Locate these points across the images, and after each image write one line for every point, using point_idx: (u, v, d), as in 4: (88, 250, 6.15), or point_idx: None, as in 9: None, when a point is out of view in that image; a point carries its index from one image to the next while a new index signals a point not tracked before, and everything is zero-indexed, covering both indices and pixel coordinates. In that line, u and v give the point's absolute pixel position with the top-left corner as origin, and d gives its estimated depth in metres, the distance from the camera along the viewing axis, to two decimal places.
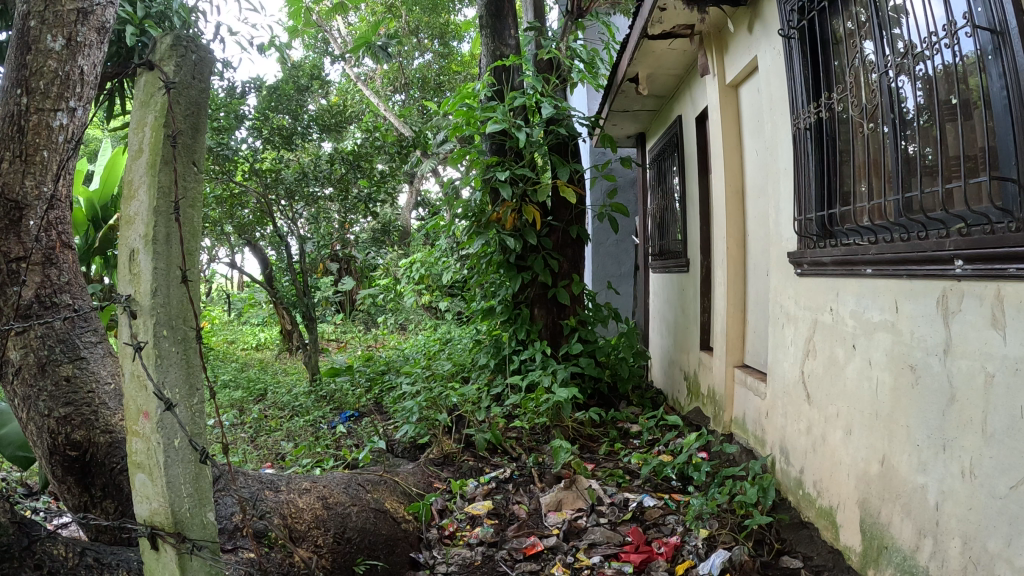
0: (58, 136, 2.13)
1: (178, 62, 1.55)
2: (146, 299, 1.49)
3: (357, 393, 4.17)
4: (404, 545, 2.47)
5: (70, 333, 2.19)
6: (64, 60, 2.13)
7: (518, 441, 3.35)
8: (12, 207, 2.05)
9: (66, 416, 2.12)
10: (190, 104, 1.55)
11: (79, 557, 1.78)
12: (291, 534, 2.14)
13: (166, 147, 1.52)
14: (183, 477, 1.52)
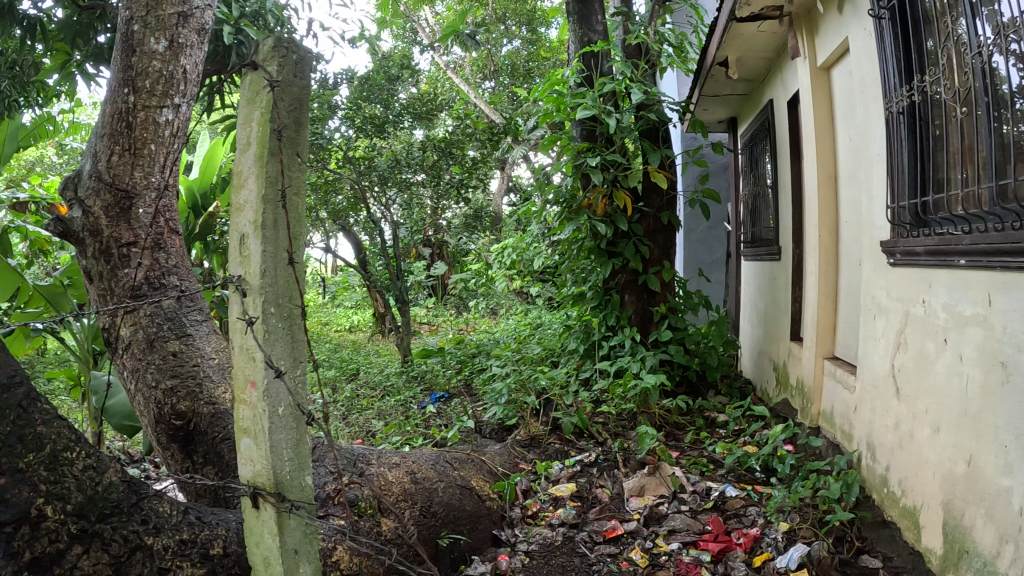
0: (164, 130, 2.41)
1: (281, 61, 1.53)
2: (255, 279, 1.46)
3: (448, 374, 4.33)
4: (487, 522, 2.56)
5: (179, 313, 2.40)
6: (167, 60, 2.41)
7: (604, 426, 3.40)
8: (124, 196, 2.35)
9: (172, 388, 2.30)
10: (293, 101, 1.54)
11: (183, 515, 2.00)
12: (380, 505, 2.25)
13: (273, 141, 1.50)
14: (285, 442, 1.52)
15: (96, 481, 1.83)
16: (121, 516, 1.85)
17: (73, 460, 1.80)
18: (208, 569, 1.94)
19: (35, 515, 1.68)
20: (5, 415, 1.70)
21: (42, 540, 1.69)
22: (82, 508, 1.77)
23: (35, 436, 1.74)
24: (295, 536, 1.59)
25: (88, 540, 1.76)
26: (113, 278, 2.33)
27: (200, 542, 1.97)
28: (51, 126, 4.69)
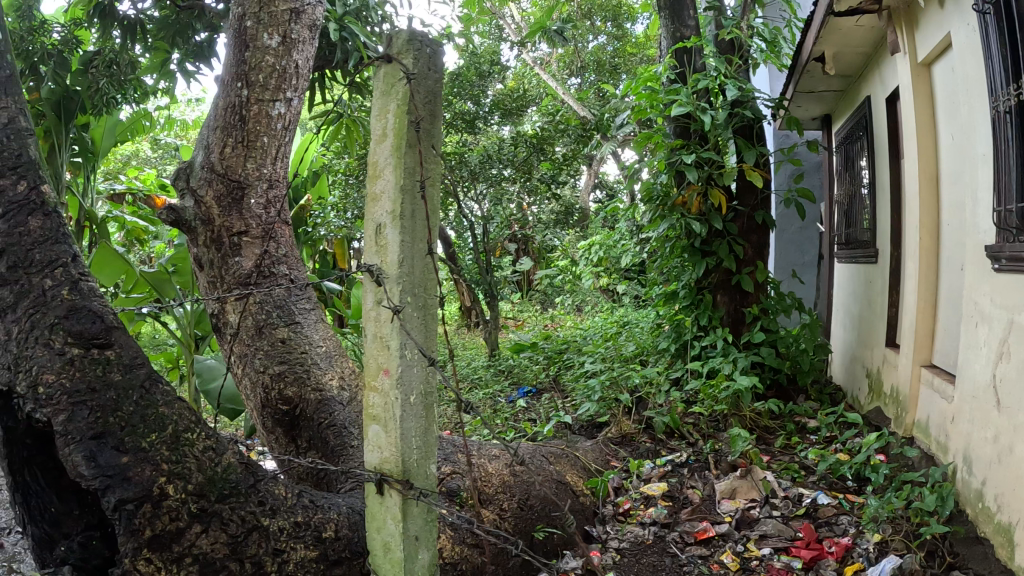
0: (276, 123, 2.51)
1: (416, 54, 1.55)
2: (393, 268, 1.50)
3: (537, 370, 4.60)
4: (580, 517, 2.65)
5: (287, 301, 2.57)
6: (280, 55, 2.49)
7: (695, 427, 3.45)
8: (236, 185, 2.46)
9: (279, 373, 2.47)
10: (428, 93, 1.56)
11: (297, 498, 2.05)
12: (481, 495, 2.35)
13: (410, 132, 1.53)
14: (415, 430, 1.55)
15: (216, 462, 1.89)
16: (239, 497, 1.90)
17: (193, 441, 1.86)
18: (320, 552, 1.99)
19: (157, 494, 1.75)
20: (129, 395, 1.79)
21: (163, 518, 1.75)
22: (202, 489, 1.82)
23: (157, 417, 1.81)
24: (417, 523, 1.61)
25: (207, 521, 1.81)
26: (223, 266, 2.46)
27: (313, 525, 2.02)
28: (148, 122, 4.98)
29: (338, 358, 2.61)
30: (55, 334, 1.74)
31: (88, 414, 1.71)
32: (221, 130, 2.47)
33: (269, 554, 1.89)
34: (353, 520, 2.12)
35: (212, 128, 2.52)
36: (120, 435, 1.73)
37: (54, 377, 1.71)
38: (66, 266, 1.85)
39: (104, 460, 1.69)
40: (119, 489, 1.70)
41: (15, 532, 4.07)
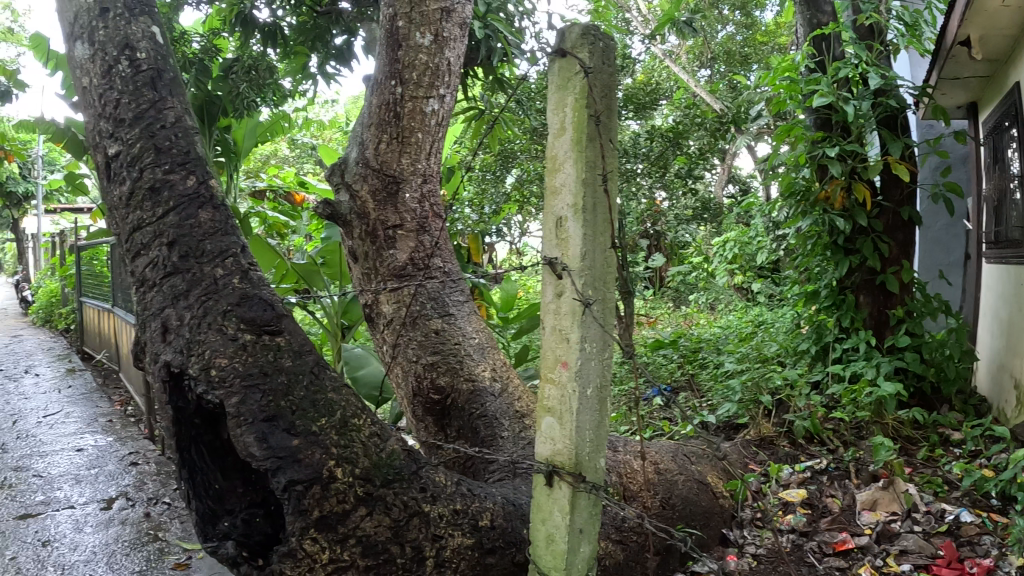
0: (429, 119, 3.01)
1: (591, 48, 1.57)
2: (576, 261, 1.57)
3: (672, 365, 4.88)
4: (718, 520, 2.62)
5: (441, 293, 3.05)
6: (432, 53, 2.99)
7: (836, 432, 3.52)
8: (392, 180, 2.97)
9: (432, 362, 2.95)
10: (605, 86, 1.59)
11: (454, 487, 2.22)
12: (625, 492, 2.44)
13: (591, 126, 1.56)
14: (589, 424, 1.59)
15: (380, 449, 2.07)
16: (402, 483, 2.06)
17: (360, 427, 2.06)
18: (476, 539, 2.17)
19: (326, 477, 1.92)
20: (300, 379, 2.03)
21: (331, 500, 1.91)
22: (368, 474, 1.99)
23: (326, 402, 2.03)
24: (582, 516, 1.63)
25: (372, 504, 1.98)
26: (380, 257, 2.97)
27: (470, 512, 2.19)
28: (287, 121, 5.61)
29: (490, 351, 3.05)
30: (231, 319, 2.04)
31: (260, 397, 1.94)
32: (376, 126, 3.00)
33: (427, 540, 2.05)
34: (508, 510, 2.31)
35: (367, 124, 3.05)
36: (290, 419, 1.94)
37: (227, 360, 1.98)
38: (235, 256, 2.18)
39: (275, 441, 1.90)
40: (289, 471, 1.88)
41: (163, 502, 4.35)
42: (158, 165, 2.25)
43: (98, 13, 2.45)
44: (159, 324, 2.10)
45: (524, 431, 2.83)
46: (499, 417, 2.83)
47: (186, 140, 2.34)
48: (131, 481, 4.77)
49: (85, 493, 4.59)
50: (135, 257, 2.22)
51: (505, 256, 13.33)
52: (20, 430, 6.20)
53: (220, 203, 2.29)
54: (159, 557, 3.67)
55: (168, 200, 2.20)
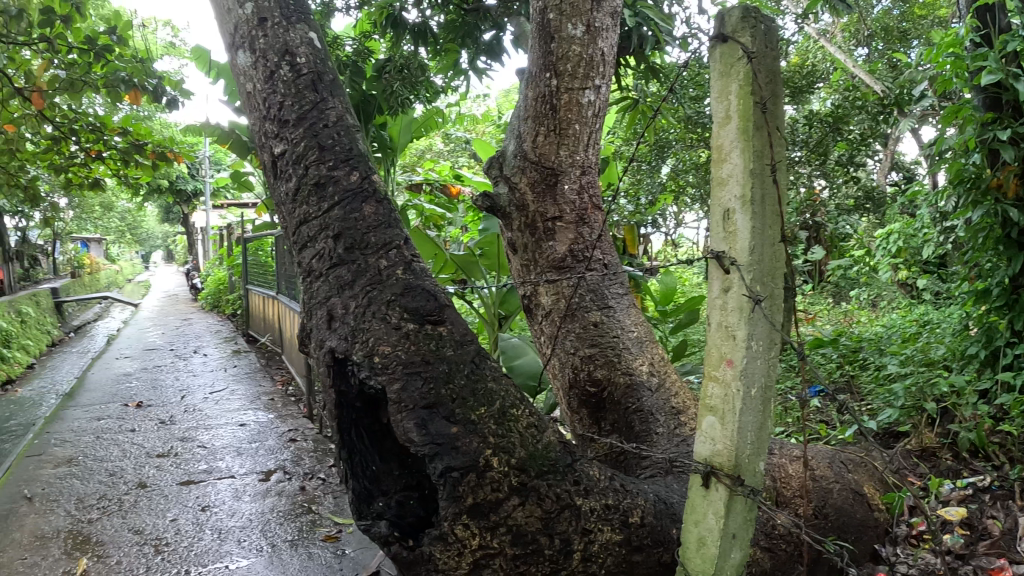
0: (586, 109, 3.33)
1: (752, 33, 1.85)
2: (745, 256, 1.87)
3: (830, 368, 4.90)
4: (871, 533, 2.73)
5: (602, 287, 3.36)
6: (585, 43, 3.29)
7: (1002, 449, 3.38)
8: (551, 173, 3.31)
9: (591, 356, 3.27)
10: (767, 71, 1.86)
11: (608, 482, 2.31)
12: (778, 498, 2.62)
13: (757, 113, 1.84)
14: (750, 425, 1.90)
15: (536, 440, 2.19)
16: (555, 475, 2.18)
17: (518, 417, 2.19)
18: (625, 535, 2.26)
19: (483, 465, 2.04)
20: (461, 367, 2.16)
21: (485, 489, 2.03)
22: (522, 464, 2.11)
23: (484, 391, 2.17)
24: (736, 522, 1.94)
25: (524, 495, 2.09)
26: (540, 248, 3.31)
27: (621, 508, 2.28)
28: (439, 117, 6.15)
29: (648, 345, 3.34)
30: (394, 309, 2.18)
31: (422, 384, 2.08)
32: (533, 119, 3.34)
33: (577, 532, 2.16)
34: (658, 508, 2.39)
35: (523, 119, 3.39)
36: (450, 407, 2.08)
37: (391, 348, 2.12)
38: (398, 248, 2.34)
39: (434, 428, 2.04)
40: (446, 457, 2.02)
41: (316, 477, 4.63)
42: (322, 162, 2.41)
43: (257, 22, 2.62)
44: (325, 312, 2.27)
45: (677, 428, 3.10)
46: (655, 413, 3.11)
47: (347, 137, 2.49)
48: (288, 456, 5.12)
49: (247, 464, 4.98)
50: (301, 249, 2.41)
51: (658, 248, 13.02)
52: (193, 404, 6.85)
53: (383, 197, 2.45)
54: (312, 528, 3.91)
55: (333, 195, 2.37)
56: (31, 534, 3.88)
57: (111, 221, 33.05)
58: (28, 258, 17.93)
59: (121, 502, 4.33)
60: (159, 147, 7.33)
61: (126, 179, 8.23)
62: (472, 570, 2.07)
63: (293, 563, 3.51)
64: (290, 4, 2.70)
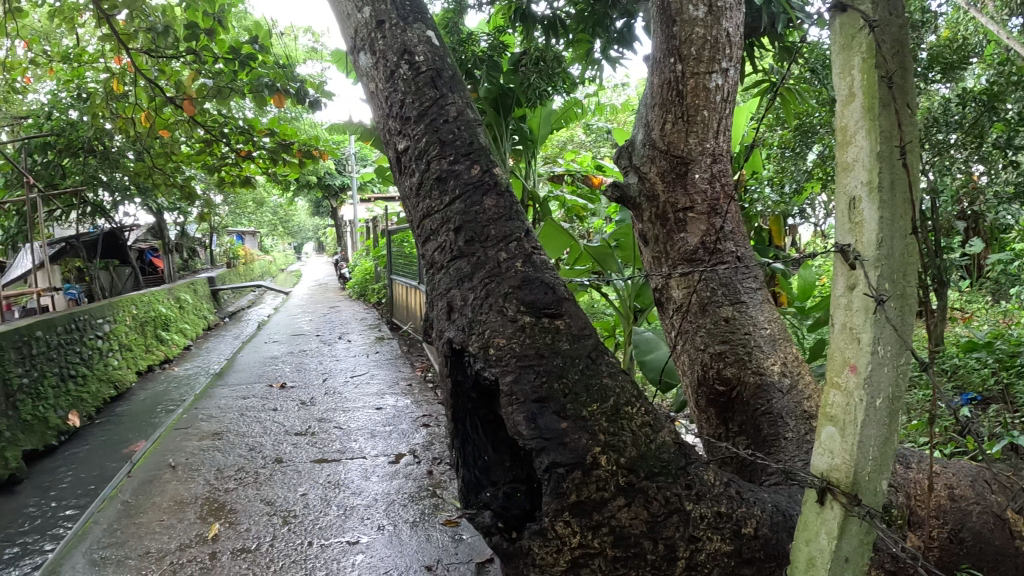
0: (715, 95, 3.17)
1: (875, 0, 1.72)
2: (871, 251, 1.74)
3: (984, 373, 4.47)
4: (1012, 562, 2.50)
5: (733, 280, 3.20)
6: (709, 24, 3.15)
7: None
8: (681, 162, 3.18)
9: (720, 353, 3.14)
10: (893, 40, 1.72)
11: (722, 488, 2.19)
12: (910, 518, 2.44)
13: (883, 88, 1.70)
14: (872, 440, 1.77)
15: (649, 440, 2.09)
16: (666, 477, 2.07)
17: (632, 416, 2.09)
18: (736, 547, 2.11)
19: (590, 463, 1.95)
20: (576, 363, 2.08)
21: (590, 487, 1.94)
22: (632, 464, 2.01)
23: (599, 387, 2.07)
24: (849, 545, 1.83)
25: (631, 496, 1.99)
26: (671, 240, 3.23)
27: (735, 517, 2.13)
28: (579, 109, 6.44)
29: (782, 344, 3.14)
30: (511, 301, 2.11)
31: (534, 378, 2.02)
32: (661, 106, 3.24)
33: (683, 540, 2.03)
34: (776, 520, 2.22)
35: (652, 106, 3.32)
36: (562, 402, 2.00)
37: (506, 340, 2.06)
38: (518, 241, 2.25)
39: (543, 422, 1.98)
40: (553, 452, 1.95)
41: (443, 462, 4.63)
42: (443, 157, 2.35)
43: (375, 25, 2.63)
44: (445, 304, 2.24)
45: (809, 434, 2.94)
46: (784, 416, 2.97)
47: (468, 131, 2.42)
48: (421, 442, 5.19)
49: (378, 446, 5.08)
50: (424, 242, 2.39)
51: (807, 241, 12.12)
52: (333, 387, 7.20)
53: (504, 190, 2.36)
54: (433, 511, 3.87)
55: (454, 188, 2.31)
56: (171, 499, 4.21)
57: (270, 215, 35.63)
58: (191, 249, 19.69)
59: (257, 474, 4.58)
60: (305, 145, 7.65)
61: (275, 175, 8.73)
62: (569, 569, 1.98)
63: (411, 544, 3.49)
64: (406, 4, 2.69)
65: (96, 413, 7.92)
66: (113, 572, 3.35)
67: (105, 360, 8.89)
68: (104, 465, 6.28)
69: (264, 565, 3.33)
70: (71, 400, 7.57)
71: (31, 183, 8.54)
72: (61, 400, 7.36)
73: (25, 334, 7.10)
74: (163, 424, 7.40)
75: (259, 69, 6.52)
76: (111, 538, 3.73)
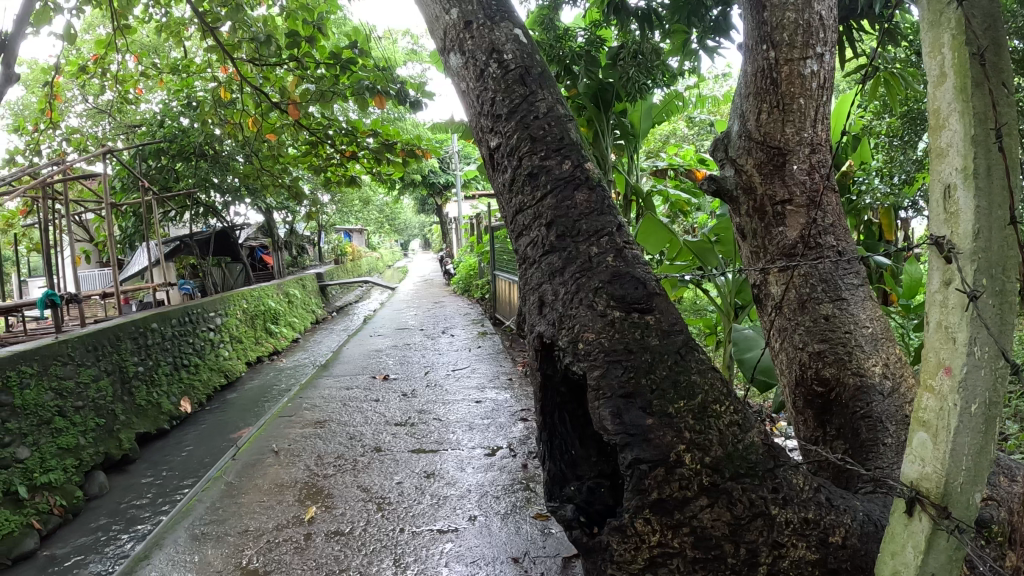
0: (810, 82, 3.11)
1: None
2: (966, 243, 1.66)
3: None
4: None
5: (834, 275, 3.11)
6: (800, 9, 3.09)
7: None
8: (777, 153, 3.13)
9: (820, 351, 3.05)
10: (985, 16, 1.65)
11: (811, 493, 2.13)
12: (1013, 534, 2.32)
13: (975, 68, 1.62)
14: (967, 449, 1.69)
15: (737, 440, 2.08)
16: (753, 479, 2.03)
17: (720, 414, 2.08)
18: (822, 555, 2.06)
19: (674, 460, 1.95)
20: (665, 358, 2.07)
21: (672, 485, 1.95)
22: (717, 464, 1.99)
23: (687, 384, 2.06)
24: (938, 561, 1.76)
25: (715, 496, 1.98)
26: (769, 234, 3.19)
27: (822, 525, 2.08)
28: (679, 102, 6.58)
29: (884, 343, 3.03)
30: (601, 296, 2.11)
31: (622, 373, 2.01)
32: (755, 96, 3.19)
33: (767, 545, 2.00)
34: (866, 530, 2.15)
35: (746, 96, 3.27)
36: (648, 398, 1.99)
37: (595, 335, 2.07)
38: (610, 235, 2.25)
39: (629, 418, 1.97)
40: (637, 448, 1.95)
41: (539, 457, 4.53)
42: (534, 153, 2.39)
43: (463, 26, 2.73)
44: (537, 298, 2.27)
45: None
46: (885, 421, 2.89)
47: (559, 127, 2.44)
48: (518, 434, 5.10)
49: (475, 438, 5.08)
50: (518, 237, 2.44)
51: (920, 237, 11.37)
52: (435, 380, 7.36)
53: (596, 184, 2.37)
54: (525, 504, 3.80)
55: (545, 184, 2.34)
56: (273, 481, 4.45)
57: (377, 213, 36.86)
58: (299, 246, 20.69)
59: (356, 462, 4.73)
60: (408, 146, 7.76)
61: (380, 175, 8.98)
62: (647, 567, 1.98)
63: (500, 535, 3.44)
64: (492, 4, 2.77)
65: (209, 399, 8.47)
66: (212, 547, 3.59)
67: (217, 351, 9.46)
68: (212, 450, 6.69)
69: (355, 549, 3.43)
70: (185, 387, 8.11)
71: (151, 185, 9.24)
72: (174, 387, 7.88)
73: (142, 326, 7.68)
74: (269, 412, 7.80)
75: (360, 72, 6.68)
76: (214, 515, 4.00)
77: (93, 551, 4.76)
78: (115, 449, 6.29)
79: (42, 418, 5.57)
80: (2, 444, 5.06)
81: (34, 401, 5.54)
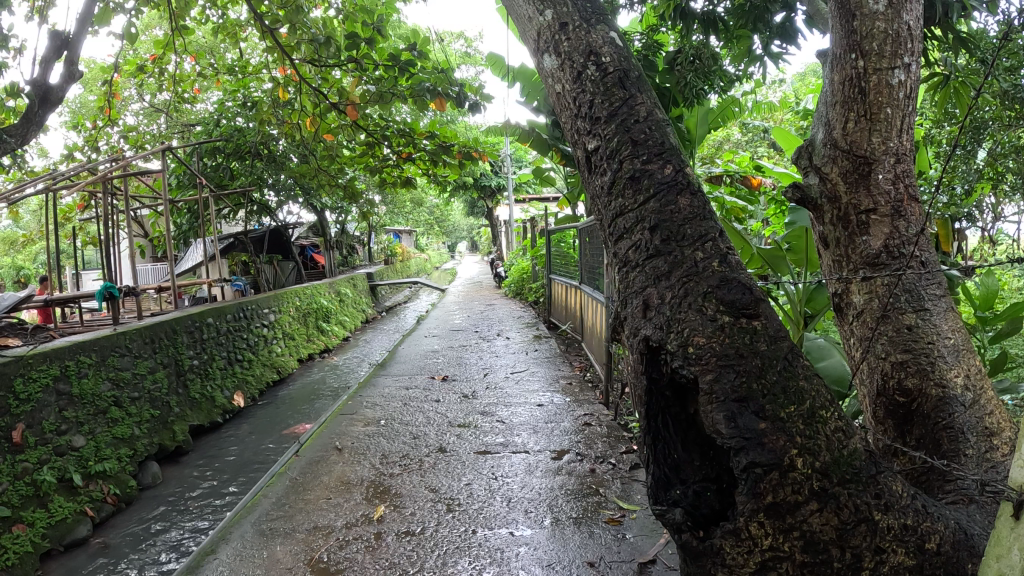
0: (898, 91, 3.02)
1: None
2: None
3: None
4: None
5: (917, 285, 3.04)
6: (888, 19, 3.02)
7: None
8: (863, 162, 3.08)
9: (903, 361, 3.00)
10: None
11: (910, 499, 2.10)
12: None
13: None
14: None
15: (843, 446, 2.05)
16: (858, 485, 2.01)
17: (826, 420, 2.06)
18: (919, 562, 2.01)
19: (787, 464, 1.95)
20: (774, 364, 2.06)
21: (785, 489, 1.94)
22: (827, 469, 1.97)
23: (796, 390, 2.04)
24: None
25: (824, 501, 1.96)
26: (853, 243, 3.15)
27: (920, 531, 2.04)
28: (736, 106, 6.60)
29: (966, 355, 2.96)
30: (710, 301, 2.11)
31: (734, 377, 2.02)
32: (842, 104, 3.14)
33: (870, 549, 1.97)
34: (959, 537, 2.12)
35: (832, 104, 3.22)
36: (761, 402, 1.99)
37: (705, 340, 2.07)
38: (714, 241, 2.24)
39: (743, 422, 1.98)
40: (751, 452, 1.96)
41: (607, 462, 4.54)
42: (636, 157, 2.39)
43: (559, 27, 2.75)
44: (640, 302, 2.28)
45: (991, 452, 2.81)
46: (966, 433, 2.83)
47: (659, 131, 2.44)
48: (584, 438, 5.10)
49: (540, 442, 5.09)
50: (617, 240, 2.44)
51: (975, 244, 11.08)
52: (494, 382, 7.40)
53: (697, 189, 2.37)
54: (596, 509, 3.81)
55: (648, 187, 2.34)
56: (339, 479, 4.50)
57: (425, 215, 37.16)
58: (349, 246, 20.89)
59: (421, 462, 4.78)
60: (464, 147, 7.94)
61: (435, 176, 9.09)
62: (758, 571, 2.00)
63: (574, 539, 3.45)
64: (588, 7, 2.79)
65: (261, 395, 8.61)
66: (280, 543, 3.64)
67: (270, 347, 9.60)
68: (265, 444, 6.79)
69: (427, 549, 3.46)
70: (239, 382, 8.23)
71: (206, 183, 9.39)
72: (227, 381, 8.02)
73: (198, 320, 7.80)
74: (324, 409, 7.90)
75: (419, 74, 6.77)
76: (280, 511, 4.05)
77: (149, 538, 4.85)
78: (169, 441, 6.40)
79: (99, 408, 5.67)
80: (61, 432, 5.14)
81: (91, 390, 5.63)
